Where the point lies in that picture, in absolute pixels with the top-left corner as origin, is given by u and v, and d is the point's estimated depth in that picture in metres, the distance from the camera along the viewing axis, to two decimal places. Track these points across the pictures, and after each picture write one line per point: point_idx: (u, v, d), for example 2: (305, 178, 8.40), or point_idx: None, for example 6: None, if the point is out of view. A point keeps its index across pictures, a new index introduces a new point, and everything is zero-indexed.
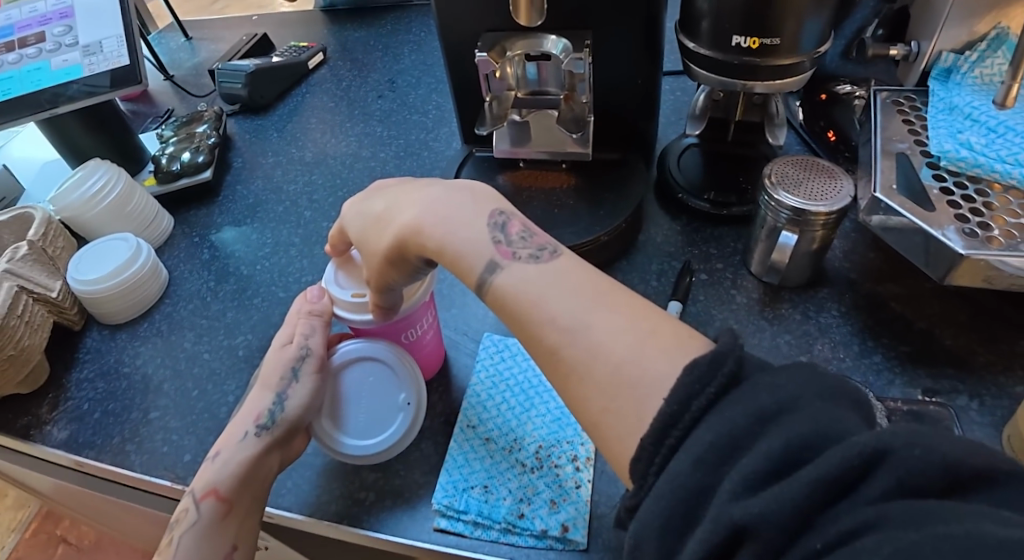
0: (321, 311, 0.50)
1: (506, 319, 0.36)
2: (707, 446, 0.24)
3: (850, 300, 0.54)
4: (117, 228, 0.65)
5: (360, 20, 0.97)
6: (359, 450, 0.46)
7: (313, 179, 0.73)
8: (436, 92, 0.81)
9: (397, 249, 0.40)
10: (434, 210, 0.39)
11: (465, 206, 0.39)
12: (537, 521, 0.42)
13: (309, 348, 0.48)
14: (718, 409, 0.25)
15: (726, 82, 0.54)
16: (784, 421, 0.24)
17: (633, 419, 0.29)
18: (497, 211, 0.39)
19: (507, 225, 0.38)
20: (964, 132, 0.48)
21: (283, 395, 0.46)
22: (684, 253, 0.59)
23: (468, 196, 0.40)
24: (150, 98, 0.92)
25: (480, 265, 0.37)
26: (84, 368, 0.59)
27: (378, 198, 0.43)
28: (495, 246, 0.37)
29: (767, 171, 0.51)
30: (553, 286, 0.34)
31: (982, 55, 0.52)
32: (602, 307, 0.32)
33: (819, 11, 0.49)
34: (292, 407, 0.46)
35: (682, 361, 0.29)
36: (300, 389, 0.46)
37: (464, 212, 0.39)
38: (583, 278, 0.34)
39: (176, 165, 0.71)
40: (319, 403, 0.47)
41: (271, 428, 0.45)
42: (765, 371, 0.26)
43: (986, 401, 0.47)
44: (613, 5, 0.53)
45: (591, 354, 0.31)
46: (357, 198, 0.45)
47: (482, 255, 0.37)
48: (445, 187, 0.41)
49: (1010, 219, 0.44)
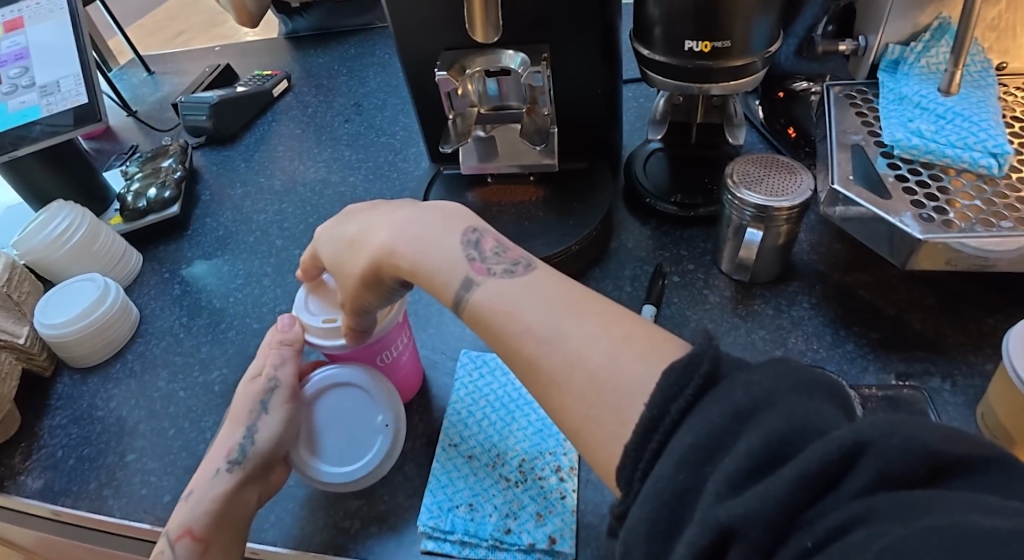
0: (292, 340, 0.49)
1: (483, 334, 0.36)
2: (688, 448, 0.25)
3: (820, 292, 0.54)
4: (83, 269, 0.64)
5: (324, 45, 0.98)
6: (337, 477, 0.45)
7: (283, 208, 0.72)
8: (402, 113, 0.81)
9: (373, 271, 0.40)
10: (407, 231, 0.39)
11: (437, 226, 0.39)
12: (524, 535, 0.42)
13: (279, 380, 0.47)
14: (694, 412, 0.26)
15: (682, 86, 0.55)
16: (761, 418, 0.24)
17: (613, 425, 0.29)
18: (470, 229, 0.39)
19: (480, 242, 0.38)
20: (915, 120, 0.49)
21: (254, 428, 0.46)
22: (656, 256, 0.59)
23: (439, 216, 0.40)
24: (113, 135, 0.91)
25: (455, 282, 0.37)
26: (56, 415, 0.58)
27: (349, 221, 0.43)
28: (469, 263, 0.37)
29: (729, 171, 0.52)
30: (527, 298, 0.34)
31: (927, 44, 0.53)
32: (576, 314, 0.32)
33: (765, 11, 0.50)
34: (263, 440, 0.45)
35: (656, 366, 0.29)
36: (270, 421, 0.46)
37: (437, 231, 0.39)
38: (555, 289, 0.34)
39: (142, 202, 0.71)
40: (293, 433, 0.46)
41: (243, 462, 0.44)
42: (741, 370, 0.27)
43: (958, 381, 0.48)
44: (568, 17, 0.54)
45: (568, 363, 0.31)
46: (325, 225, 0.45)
47: (457, 271, 0.37)
48: (416, 209, 0.41)
49: (965, 202, 0.45)
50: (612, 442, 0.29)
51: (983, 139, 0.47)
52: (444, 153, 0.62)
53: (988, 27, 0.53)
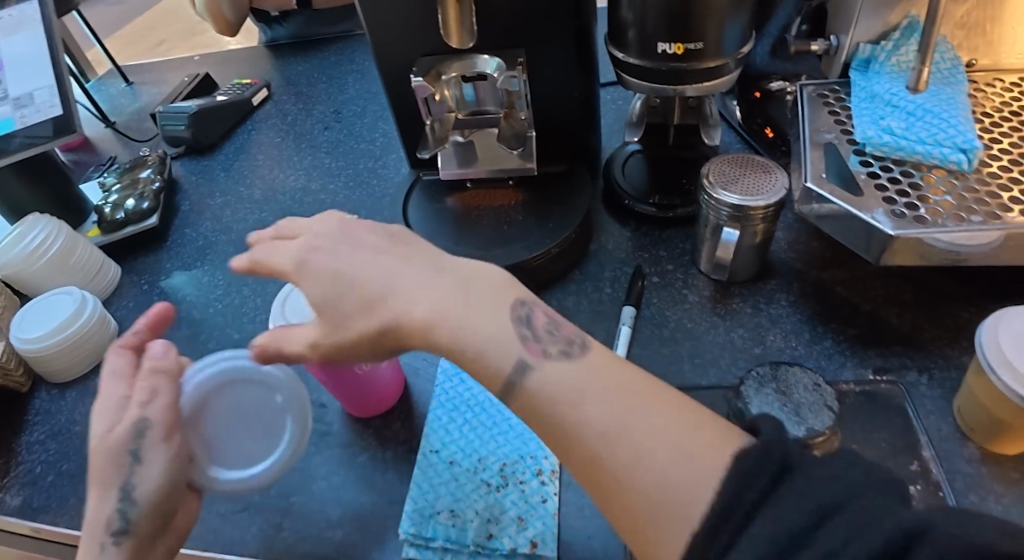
0: (166, 366, 0.42)
1: (534, 427, 0.33)
2: (763, 539, 0.23)
3: (798, 289, 0.55)
4: (61, 282, 0.64)
5: (304, 52, 0.97)
6: (257, 474, 0.42)
7: (263, 217, 0.71)
8: (382, 119, 0.81)
9: (402, 340, 0.36)
10: (454, 305, 0.36)
11: (482, 298, 0.36)
12: (505, 540, 0.42)
13: (146, 418, 0.40)
14: (768, 506, 0.24)
15: (657, 88, 0.55)
16: (845, 514, 0.23)
17: (681, 526, 0.27)
18: (519, 303, 0.37)
19: (531, 320, 0.36)
20: (886, 118, 0.49)
21: (129, 484, 0.39)
22: (635, 257, 0.59)
23: (482, 287, 0.37)
24: (91, 146, 0.90)
25: (508, 366, 0.34)
26: (34, 431, 0.57)
27: (350, 271, 0.38)
28: (523, 343, 0.35)
29: (704, 172, 0.52)
30: (584, 384, 0.32)
31: (898, 43, 0.53)
32: (634, 401, 0.31)
33: (737, 13, 0.50)
34: (143, 495, 0.39)
35: (724, 455, 0.28)
36: (146, 470, 0.39)
37: (482, 305, 0.36)
38: (614, 374, 0.33)
39: (120, 213, 0.70)
40: (177, 478, 0.40)
41: (127, 529, 0.39)
42: (816, 463, 0.26)
43: (934, 374, 0.49)
44: (543, 21, 0.54)
45: (636, 461, 0.29)
46: (297, 254, 0.40)
47: (509, 353, 0.34)
48: (444, 274, 0.38)
49: (935, 198, 0.46)
50: (666, 521, 0.28)
51: (953, 135, 0.47)
52: (421, 158, 0.62)
53: (956, 24, 0.54)
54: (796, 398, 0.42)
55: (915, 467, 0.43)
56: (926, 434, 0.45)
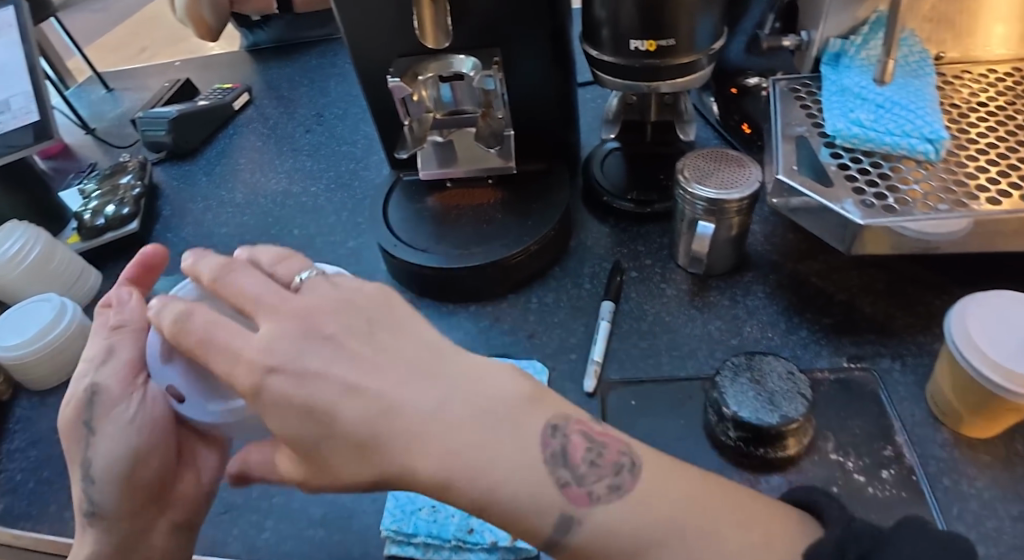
0: (131, 319, 0.43)
1: None
2: None
3: (774, 281, 0.55)
4: (40, 289, 0.63)
5: (285, 56, 0.98)
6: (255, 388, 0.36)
7: (245, 221, 0.70)
8: (363, 121, 0.81)
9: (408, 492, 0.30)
10: (439, 444, 0.29)
11: (502, 432, 0.30)
12: (486, 533, 0.42)
13: (99, 384, 0.40)
14: None
15: (632, 85, 0.55)
16: None
17: None
18: (550, 430, 0.31)
19: (570, 452, 0.31)
20: (855, 110, 0.50)
21: (87, 460, 0.40)
22: (614, 253, 0.59)
23: (501, 415, 0.31)
24: (70, 153, 0.90)
25: (551, 524, 0.30)
26: (14, 438, 0.57)
27: (330, 413, 0.30)
28: (563, 489, 0.30)
29: (679, 168, 0.53)
30: (648, 529, 0.29)
31: (866, 37, 0.54)
32: (698, 535, 0.30)
33: (707, 9, 0.51)
34: (98, 469, 0.39)
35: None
36: (100, 443, 0.39)
37: (505, 443, 0.30)
38: (669, 499, 0.30)
39: (100, 219, 0.70)
40: (128, 455, 0.39)
41: (94, 512, 0.39)
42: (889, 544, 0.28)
43: (908, 361, 0.49)
44: (518, 20, 0.54)
45: None
46: (198, 326, 0.33)
47: (550, 507, 0.30)
48: (438, 389, 0.31)
49: (903, 187, 0.47)
50: None
51: (920, 126, 0.48)
52: (399, 159, 0.62)
53: (922, 19, 0.55)
54: (771, 387, 0.42)
55: (889, 453, 0.44)
56: (899, 420, 0.46)
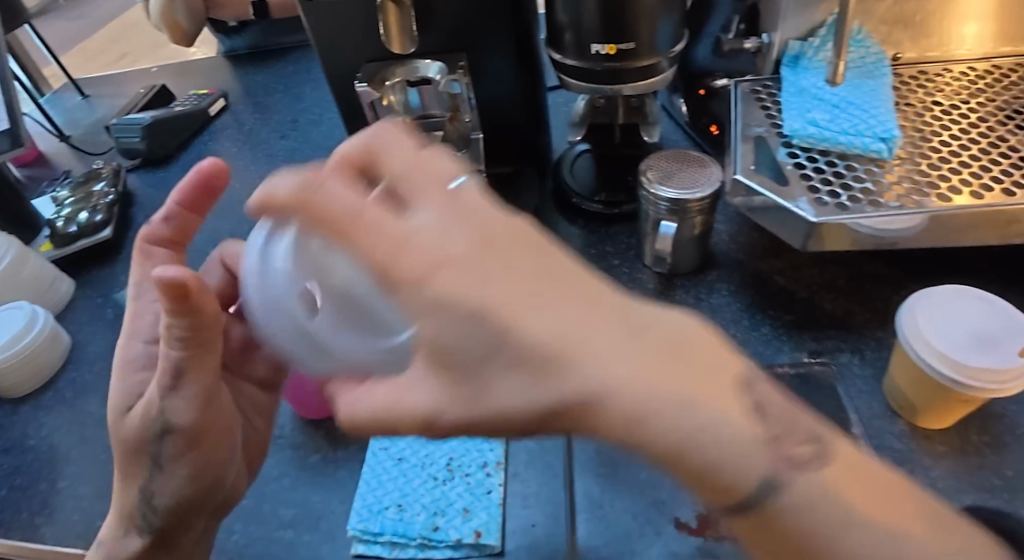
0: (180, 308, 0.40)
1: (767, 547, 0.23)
2: None
3: (738, 279, 0.57)
4: (12, 297, 0.63)
5: (262, 62, 0.98)
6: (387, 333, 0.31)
7: (217, 228, 0.72)
8: (339, 126, 0.82)
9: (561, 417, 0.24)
10: (606, 364, 0.22)
11: (686, 372, 0.22)
12: (451, 531, 0.43)
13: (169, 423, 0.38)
14: None
15: (596, 88, 0.56)
16: None
17: None
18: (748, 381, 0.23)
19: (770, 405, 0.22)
20: (811, 110, 0.51)
21: (148, 490, 0.39)
22: (583, 253, 0.60)
23: (697, 351, 0.23)
24: (45, 161, 0.90)
25: (750, 488, 0.21)
26: None
27: (460, 291, 0.23)
28: (771, 450, 0.22)
29: (642, 170, 0.54)
30: (886, 538, 0.20)
31: (824, 39, 0.55)
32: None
33: (667, 13, 0.52)
34: (163, 501, 0.39)
35: None
36: (167, 479, 0.39)
37: (690, 388, 0.22)
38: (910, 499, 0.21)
39: (73, 227, 0.70)
40: (194, 491, 0.40)
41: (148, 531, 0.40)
42: None
43: (866, 355, 0.51)
44: (483, 25, 0.55)
45: None
46: (297, 185, 0.27)
47: (745, 474, 0.21)
48: (606, 307, 0.24)
49: (856, 185, 0.48)
50: None
51: (873, 125, 0.49)
52: None
53: (879, 20, 0.56)
54: None
55: None
56: (855, 412, 0.47)
